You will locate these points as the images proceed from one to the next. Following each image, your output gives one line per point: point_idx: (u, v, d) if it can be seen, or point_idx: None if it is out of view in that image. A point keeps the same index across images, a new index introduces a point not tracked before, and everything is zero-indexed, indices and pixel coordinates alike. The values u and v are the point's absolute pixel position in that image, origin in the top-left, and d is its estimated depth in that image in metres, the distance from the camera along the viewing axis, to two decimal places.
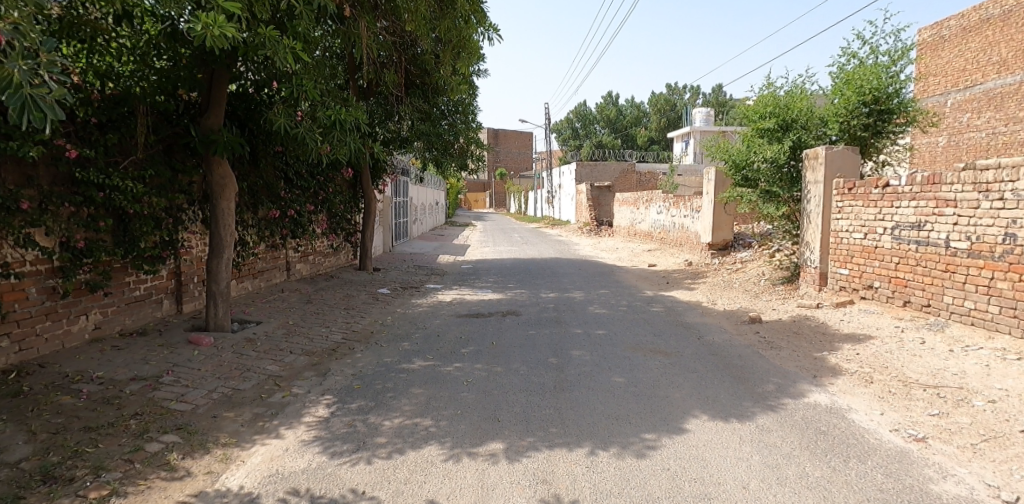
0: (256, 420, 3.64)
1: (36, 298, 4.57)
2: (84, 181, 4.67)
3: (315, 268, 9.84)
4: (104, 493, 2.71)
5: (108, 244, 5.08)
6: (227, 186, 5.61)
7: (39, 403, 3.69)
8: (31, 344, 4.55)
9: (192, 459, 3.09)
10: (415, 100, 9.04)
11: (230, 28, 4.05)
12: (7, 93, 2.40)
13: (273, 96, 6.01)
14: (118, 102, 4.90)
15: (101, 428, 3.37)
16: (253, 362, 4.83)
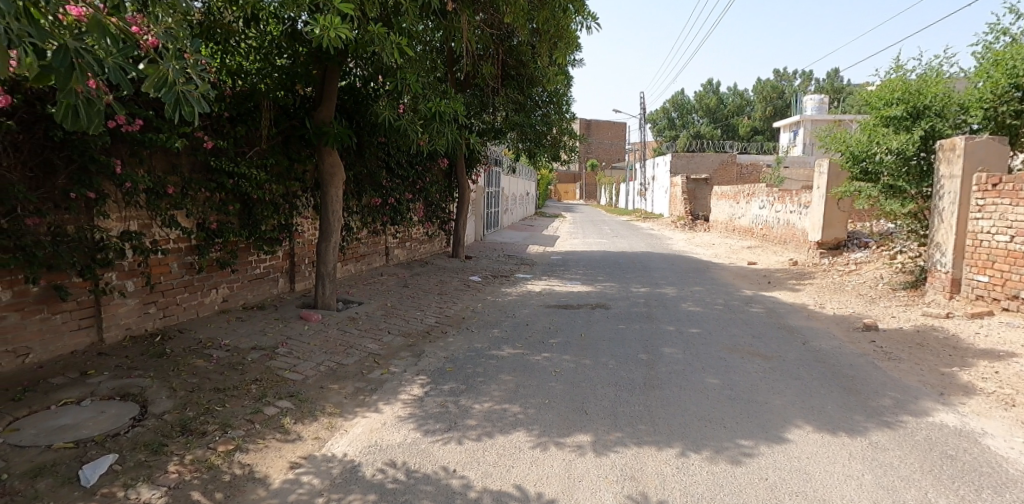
0: (358, 394, 3.90)
1: (177, 271, 5.19)
2: (217, 169, 5.22)
3: (412, 253, 10.30)
4: (230, 448, 3.04)
5: (235, 226, 5.66)
6: (336, 174, 6.01)
7: (178, 364, 4.20)
8: (172, 312, 5.17)
9: (303, 424, 3.38)
10: (509, 91, 9.13)
11: (345, 29, 4.31)
12: (163, 90, 2.69)
13: (379, 89, 6.32)
14: (245, 98, 5.41)
15: (227, 390, 3.78)
16: (355, 339, 5.18)
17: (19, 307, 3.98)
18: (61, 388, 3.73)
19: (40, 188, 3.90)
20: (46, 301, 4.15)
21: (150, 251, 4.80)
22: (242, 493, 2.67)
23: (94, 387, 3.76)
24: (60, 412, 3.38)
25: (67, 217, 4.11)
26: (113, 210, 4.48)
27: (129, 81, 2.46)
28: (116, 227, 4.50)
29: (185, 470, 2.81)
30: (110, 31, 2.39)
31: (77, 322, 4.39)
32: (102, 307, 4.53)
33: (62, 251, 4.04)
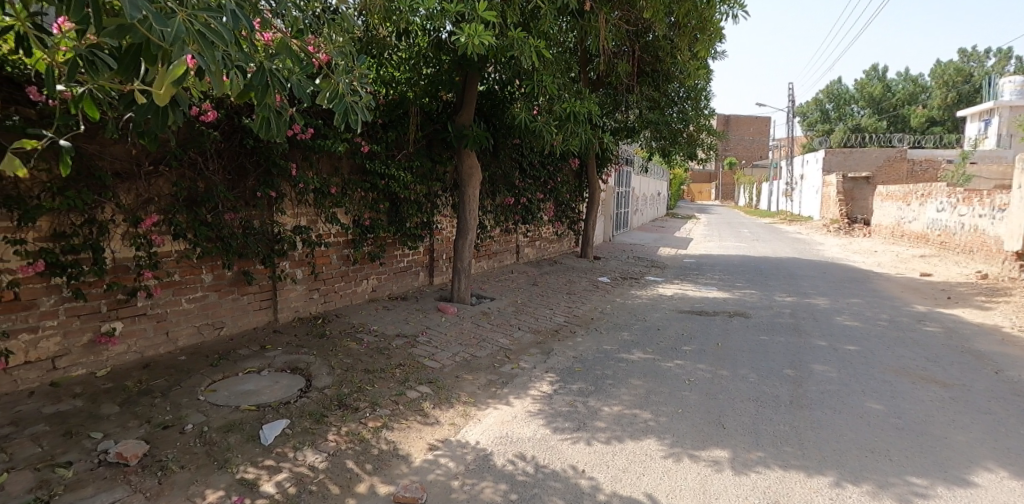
0: (490, 385, 4.07)
1: (336, 262, 5.81)
2: (371, 171, 5.77)
3: (541, 252, 10.47)
4: (379, 425, 3.34)
5: (385, 222, 6.20)
6: (473, 175, 6.30)
7: (336, 345, 4.71)
8: (331, 298, 5.80)
9: (440, 410, 3.60)
10: (645, 88, 8.87)
11: (487, 36, 4.52)
12: (335, 101, 3.04)
13: (515, 92, 6.52)
14: (396, 105, 5.93)
15: (376, 372, 4.16)
16: (488, 333, 5.40)
17: (218, 287, 4.74)
18: (246, 358, 4.38)
19: (235, 188, 4.61)
20: (237, 284, 4.89)
21: (315, 243, 5.44)
22: (388, 467, 2.93)
23: (270, 359, 4.36)
24: (246, 379, 3.97)
25: (254, 213, 4.81)
26: (288, 207, 5.14)
27: (309, 94, 2.80)
28: (290, 222, 5.16)
29: (342, 440, 3.15)
30: (294, 52, 2.75)
31: (259, 303, 5.11)
32: (277, 291, 5.22)
33: (250, 242, 4.74)
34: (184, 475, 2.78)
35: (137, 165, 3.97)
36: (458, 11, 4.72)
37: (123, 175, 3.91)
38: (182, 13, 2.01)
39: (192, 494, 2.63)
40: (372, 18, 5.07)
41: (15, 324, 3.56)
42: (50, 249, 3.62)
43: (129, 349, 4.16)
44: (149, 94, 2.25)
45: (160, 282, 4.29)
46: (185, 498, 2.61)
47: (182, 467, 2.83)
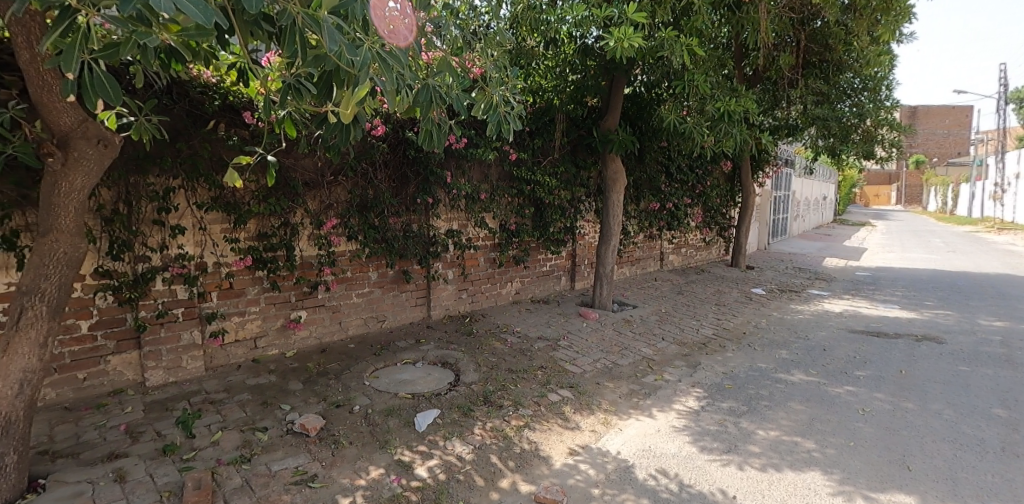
0: (632, 395, 3.97)
1: (484, 265, 6.11)
2: (518, 177, 5.98)
3: (688, 260, 9.98)
4: (521, 424, 3.44)
5: (529, 227, 6.39)
6: (618, 180, 6.22)
7: (483, 344, 4.96)
8: (478, 298, 6.12)
9: (581, 415, 3.61)
10: (811, 80, 8.03)
11: (637, 38, 4.44)
12: (490, 112, 3.23)
13: (663, 94, 6.34)
14: (542, 113, 6.08)
15: (519, 372, 4.29)
16: (630, 341, 5.28)
17: (382, 284, 5.25)
18: (404, 350, 4.80)
19: (399, 195, 5.08)
20: (398, 282, 5.37)
21: (466, 246, 5.78)
22: (530, 467, 3.01)
23: (424, 352, 4.72)
24: (403, 369, 4.35)
25: (414, 217, 5.25)
26: (444, 212, 5.53)
27: (466, 107, 3.01)
28: (443, 226, 5.55)
29: (487, 435, 3.30)
30: (454, 69, 2.97)
31: (416, 300, 5.56)
32: (431, 289, 5.64)
33: (410, 243, 5.20)
34: (352, 450, 3.11)
35: (321, 176, 4.56)
36: (607, 16, 4.70)
37: (311, 184, 4.51)
38: (365, 40, 2.28)
39: (358, 468, 2.94)
40: (522, 30, 5.24)
41: (229, 308, 4.28)
42: (256, 247, 4.31)
43: (311, 334, 4.78)
44: (337, 113, 2.60)
45: (336, 277, 4.87)
46: (353, 471, 2.93)
47: (351, 443, 3.19)
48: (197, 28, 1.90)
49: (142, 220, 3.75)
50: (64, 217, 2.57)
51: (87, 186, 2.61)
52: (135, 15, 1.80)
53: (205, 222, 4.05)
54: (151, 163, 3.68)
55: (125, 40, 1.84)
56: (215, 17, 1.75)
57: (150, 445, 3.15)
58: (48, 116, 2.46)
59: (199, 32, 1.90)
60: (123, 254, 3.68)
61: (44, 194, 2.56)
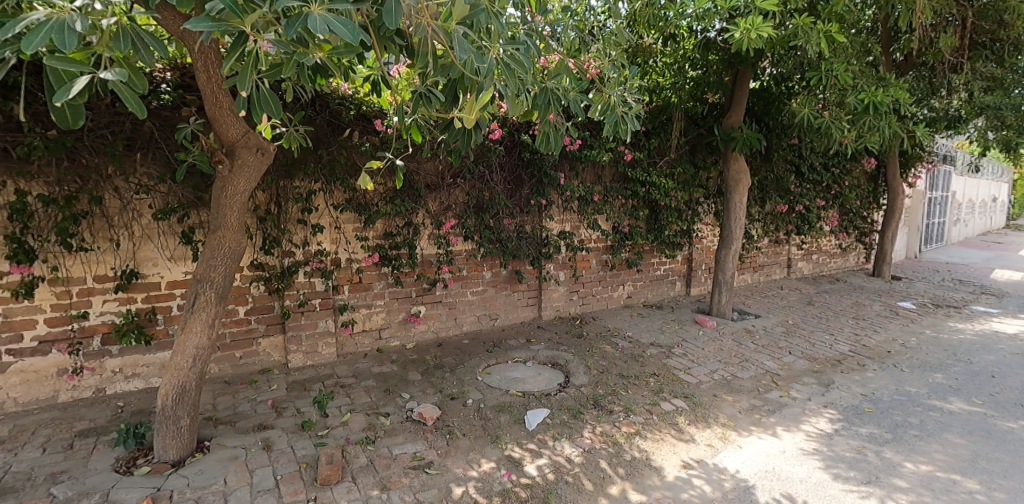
0: (753, 411, 3.71)
1: (596, 267, 6.05)
2: (633, 179, 5.86)
3: (819, 268, 9.13)
4: (632, 431, 3.37)
5: (643, 229, 6.22)
6: (741, 180, 5.85)
7: (593, 347, 4.92)
8: (589, 301, 6.07)
9: (697, 427, 3.44)
10: (979, 64, 6.97)
11: (766, 27, 4.14)
12: (607, 113, 3.20)
13: (795, 87, 5.85)
14: (659, 112, 5.88)
15: (630, 377, 4.20)
16: (752, 353, 4.94)
17: (496, 283, 5.40)
18: (515, 349, 4.90)
19: (513, 197, 5.20)
20: (510, 282, 5.50)
21: (578, 248, 5.77)
22: (641, 476, 2.94)
23: (535, 352, 4.79)
24: (514, 367, 4.44)
25: (527, 218, 5.35)
26: (556, 214, 5.56)
27: (583, 109, 3.01)
28: (556, 227, 5.59)
29: (597, 439, 3.27)
30: (572, 72, 2.97)
31: (527, 300, 5.65)
32: (542, 290, 5.70)
33: (523, 244, 5.30)
34: (466, 442, 3.25)
35: (442, 179, 4.81)
36: (732, 7, 4.43)
37: (432, 186, 4.77)
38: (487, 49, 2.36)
39: (471, 459, 3.06)
40: (639, 28, 5.12)
41: (358, 300, 4.66)
42: (382, 245, 4.64)
43: (429, 328, 5.05)
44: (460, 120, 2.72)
45: (453, 275, 5.10)
46: (466, 461, 3.05)
47: (464, 435, 3.32)
48: (345, 46, 2.10)
49: (289, 220, 4.19)
50: (229, 216, 2.95)
51: (248, 189, 2.97)
52: (295, 38, 2.02)
53: (340, 221, 4.44)
54: (297, 168, 4.11)
55: (286, 60, 2.07)
56: (361, 36, 1.90)
57: (292, 420, 3.52)
58: (219, 129, 2.84)
59: (347, 49, 2.10)
60: (273, 249, 4.15)
61: (215, 196, 2.97)
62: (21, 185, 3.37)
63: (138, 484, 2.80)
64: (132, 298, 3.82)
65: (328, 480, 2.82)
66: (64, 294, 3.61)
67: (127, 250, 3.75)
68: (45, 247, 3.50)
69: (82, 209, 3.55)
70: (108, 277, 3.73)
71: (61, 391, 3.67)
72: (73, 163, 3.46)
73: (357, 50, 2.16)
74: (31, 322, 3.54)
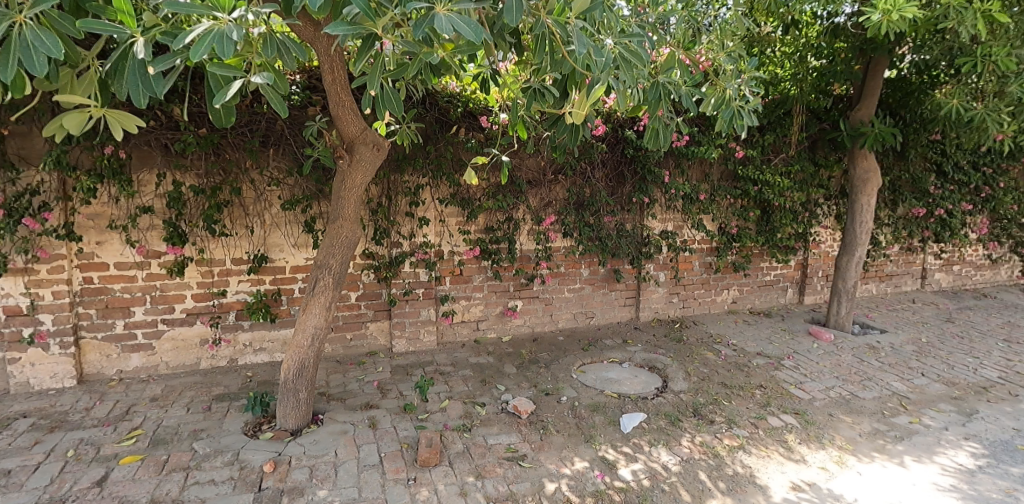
0: (876, 436, 3.37)
1: (699, 269, 5.80)
2: (744, 177, 5.53)
3: (961, 280, 8.07)
4: (735, 444, 3.19)
5: (753, 231, 5.85)
6: (870, 180, 5.31)
7: (693, 352, 4.72)
8: (690, 304, 5.83)
9: (808, 447, 3.19)
10: None
11: (911, 8, 3.67)
12: (723, 107, 3.06)
13: (942, 76, 5.20)
14: (776, 106, 5.45)
15: (734, 387, 3.98)
16: (875, 371, 4.48)
17: (593, 281, 5.34)
18: (611, 349, 4.82)
19: (614, 194, 5.12)
20: (608, 280, 5.41)
21: (680, 248, 5.55)
22: (744, 493, 2.78)
23: (631, 353, 4.68)
24: (610, 367, 4.37)
25: (627, 217, 5.24)
26: (658, 212, 5.39)
27: (695, 103, 2.89)
28: (658, 226, 5.41)
29: (696, 449, 3.14)
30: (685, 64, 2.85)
31: (625, 300, 5.54)
32: (641, 291, 5.55)
33: (622, 242, 5.19)
34: (559, 438, 3.25)
35: (543, 175, 4.84)
36: None
37: (533, 182, 4.81)
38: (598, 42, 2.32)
39: (564, 457, 3.06)
40: (757, 16, 4.77)
41: (459, 292, 4.82)
42: (483, 239, 4.75)
43: (525, 323, 5.11)
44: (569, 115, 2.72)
45: (551, 272, 5.11)
46: (560, 458, 3.06)
47: (557, 431, 3.33)
48: (467, 44, 2.16)
49: (398, 212, 4.42)
50: (347, 208, 3.17)
51: (364, 183, 3.17)
52: (422, 38, 2.12)
53: (445, 214, 4.61)
54: (407, 163, 4.32)
55: (412, 60, 2.18)
56: (483, 34, 1.93)
57: (395, 402, 3.73)
58: (341, 126, 3.04)
59: (468, 47, 2.15)
60: (382, 240, 4.40)
61: (335, 189, 3.20)
62: (177, 177, 3.84)
63: (263, 448, 3.10)
64: (261, 280, 4.23)
65: (427, 462, 2.95)
66: (207, 273, 4.07)
67: (259, 236, 4.16)
68: (194, 232, 3.97)
69: (224, 198, 3.98)
70: (243, 260, 4.15)
71: (203, 358, 4.15)
72: (219, 157, 3.90)
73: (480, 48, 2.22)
74: (181, 296, 4.04)
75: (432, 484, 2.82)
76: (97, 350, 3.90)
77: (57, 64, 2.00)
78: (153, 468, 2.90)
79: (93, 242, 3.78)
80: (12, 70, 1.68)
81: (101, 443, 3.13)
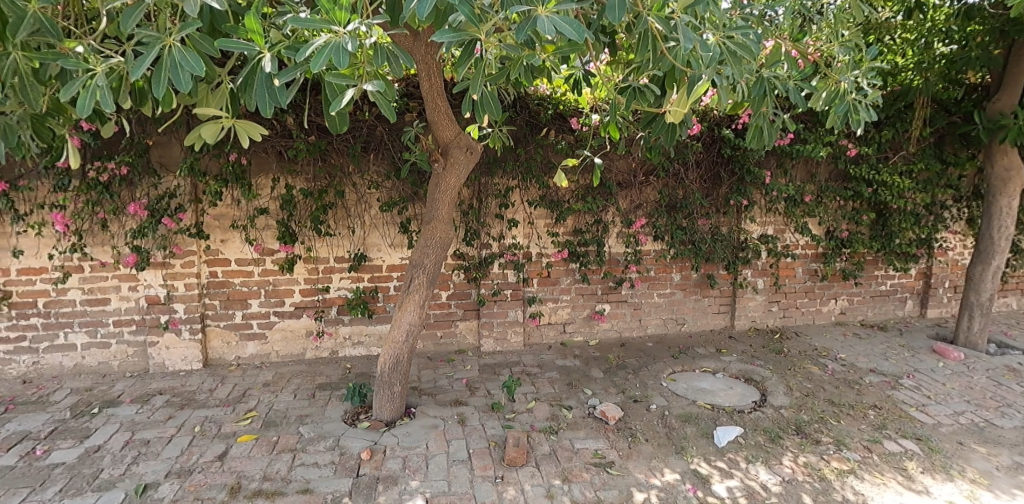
0: (1018, 471, 2.96)
1: (802, 276, 5.41)
2: (856, 177, 5.08)
3: None
4: (845, 468, 2.94)
5: (866, 236, 5.36)
6: (1012, 179, 4.68)
7: (795, 366, 4.40)
8: (792, 313, 5.45)
9: (933, 478, 2.87)
10: None
11: None
12: (836, 102, 2.84)
13: None
14: (896, 98, 4.93)
15: (842, 406, 3.67)
16: (1016, 397, 3.95)
17: (685, 286, 5.15)
18: (703, 357, 4.62)
19: (710, 196, 4.92)
20: (701, 286, 5.19)
21: (781, 254, 5.21)
22: None
23: (726, 363, 4.46)
24: (702, 377, 4.19)
25: (723, 220, 5.01)
26: (757, 215, 5.09)
27: (805, 97, 2.69)
28: (757, 230, 5.11)
29: (799, 470, 2.93)
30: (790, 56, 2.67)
31: (718, 307, 5.28)
32: (737, 298, 5.27)
33: (718, 246, 4.95)
34: (648, 448, 3.16)
35: (634, 176, 4.74)
36: None
37: (624, 184, 4.73)
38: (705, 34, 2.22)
39: (653, 467, 2.97)
40: None
41: (547, 293, 4.83)
42: (571, 241, 4.73)
43: (612, 327, 5.02)
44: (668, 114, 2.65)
45: (640, 275, 4.99)
46: (649, 468, 2.97)
47: (646, 440, 3.24)
48: (569, 45, 2.19)
49: (488, 214, 4.52)
50: (440, 210, 3.28)
51: (458, 185, 3.26)
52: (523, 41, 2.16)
53: (534, 216, 4.64)
54: (498, 165, 4.41)
55: (515, 63, 2.24)
56: (585, 34, 1.91)
57: (483, 400, 3.80)
58: (437, 130, 3.15)
59: (570, 47, 2.18)
60: (473, 241, 4.51)
61: (430, 191, 3.31)
62: (289, 181, 4.16)
63: (361, 436, 3.28)
64: (361, 277, 4.48)
65: (514, 462, 2.98)
66: (313, 270, 4.38)
67: (359, 236, 4.41)
68: (303, 231, 4.28)
69: (329, 200, 4.26)
70: (345, 258, 4.42)
71: (308, 349, 4.47)
72: (326, 162, 4.18)
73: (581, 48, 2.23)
74: (291, 291, 4.37)
75: (520, 484, 2.84)
76: (220, 337, 4.32)
77: (196, 80, 2.24)
78: (265, 447, 3.16)
79: (218, 240, 4.19)
80: (163, 86, 1.89)
81: (223, 421, 3.46)
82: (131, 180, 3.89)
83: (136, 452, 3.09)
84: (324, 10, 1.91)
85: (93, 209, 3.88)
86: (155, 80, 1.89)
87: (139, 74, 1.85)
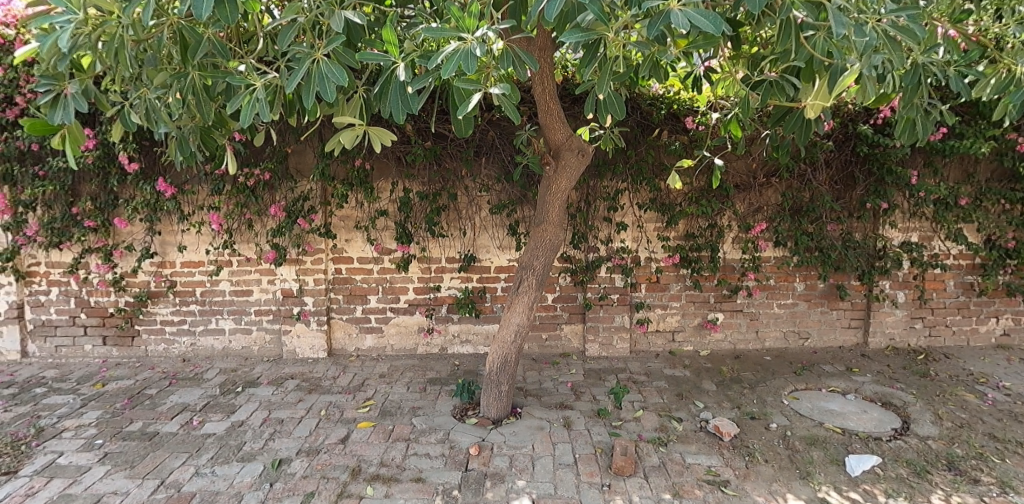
0: None
1: (953, 291, 4.77)
2: None
3: None
4: None
5: None
6: None
7: (945, 392, 3.88)
8: (939, 332, 4.82)
9: None
10: None
11: None
12: (1011, 89, 2.46)
13: None
14: None
15: (1008, 442, 3.17)
16: None
17: (809, 298, 4.75)
18: (831, 376, 4.21)
19: (841, 199, 4.50)
20: (828, 297, 4.76)
21: (928, 264, 4.62)
22: None
23: (857, 384, 4.04)
24: (831, 397, 3.82)
25: (856, 225, 4.55)
26: (898, 221, 4.57)
27: (971, 86, 2.37)
28: (898, 237, 4.58)
29: None
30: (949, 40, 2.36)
31: (849, 321, 4.81)
32: (872, 312, 4.76)
33: (850, 254, 4.50)
34: (768, 469, 2.94)
35: (753, 178, 4.46)
36: None
37: (742, 187, 4.47)
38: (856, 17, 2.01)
39: (774, 491, 2.76)
40: None
41: (655, 300, 4.68)
42: (683, 246, 4.54)
43: (726, 338, 4.75)
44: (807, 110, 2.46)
45: (758, 284, 4.67)
46: (769, 491, 2.76)
47: (766, 461, 3.01)
48: (703, 38, 2.13)
49: (596, 217, 4.47)
50: (551, 213, 3.29)
51: (568, 188, 3.25)
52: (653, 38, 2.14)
53: (643, 220, 4.52)
54: (608, 168, 4.35)
55: (649, 57, 2.25)
56: (721, 25, 1.82)
57: (589, 405, 3.76)
58: (549, 134, 3.17)
59: (705, 41, 2.11)
60: (580, 244, 4.48)
61: (540, 194, 3.34)
62: (406, 184, 4.40)
63: (470, 432, 3.37)
64: (470, 277, 4.62)
65: (622, 471, 2.91)
66: (426, 269, 4.60)
67: (469, 237, 4.55)
68: (418, 232, 4.50)
69: (442, 203, 4.44)
70: (455, 258, 4.59)
71: (419, 345, 4.69)
72: (440, 166, 4.37)
73: (716, 41, 2.15)
74: (405, 289, 4.61)
75: (627, 494, 2.77)
76: (342, 329, 4.66)
77: (337, 91, 2.44)
78: (382, 435, 3.36)
79: (343, 239, 4.53)
80: (311, 98, 2.08)
81: (345, 408, 3.73)
82: (273, 185, 4.32)
83: (272, 430, 3.42)
84: (454, 18, 1.99)
85: (241, 210, 4.35)
86: (305, 92, 2.08)
87: (293, 87, 2.05)
